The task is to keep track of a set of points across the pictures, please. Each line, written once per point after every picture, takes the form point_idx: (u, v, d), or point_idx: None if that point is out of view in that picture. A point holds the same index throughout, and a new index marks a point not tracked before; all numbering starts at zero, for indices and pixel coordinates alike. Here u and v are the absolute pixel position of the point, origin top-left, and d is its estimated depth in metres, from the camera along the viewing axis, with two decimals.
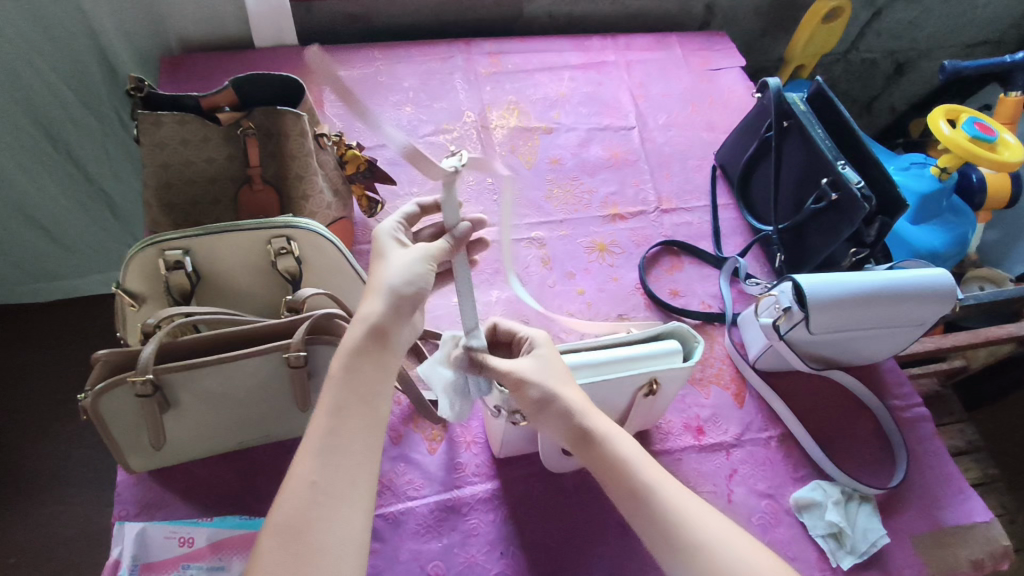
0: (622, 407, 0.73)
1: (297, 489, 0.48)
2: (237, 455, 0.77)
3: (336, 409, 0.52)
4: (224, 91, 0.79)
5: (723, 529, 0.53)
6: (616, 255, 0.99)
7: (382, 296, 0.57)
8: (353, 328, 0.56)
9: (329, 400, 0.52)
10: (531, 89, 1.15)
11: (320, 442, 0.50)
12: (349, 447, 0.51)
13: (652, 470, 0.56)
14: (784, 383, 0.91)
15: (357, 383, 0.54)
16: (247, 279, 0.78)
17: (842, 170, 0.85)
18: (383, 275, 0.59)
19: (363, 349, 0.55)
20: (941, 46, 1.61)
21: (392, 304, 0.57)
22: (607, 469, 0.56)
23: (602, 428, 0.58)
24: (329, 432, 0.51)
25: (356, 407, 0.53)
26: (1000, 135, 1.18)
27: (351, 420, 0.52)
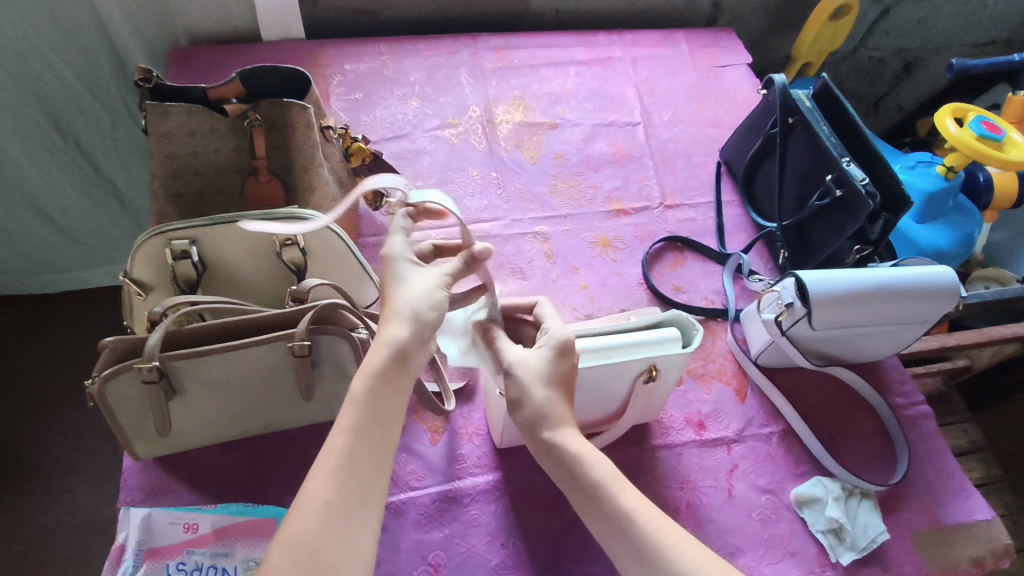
0: (622, 394, 0.74)
1: (311, 507, 0.48)
2: (242, 444, 0.78)
3: (354, 429, 0.52)
4: (231, 83, 0.79)
5: (694, 545, 0.53)
6: (619, 250, 0.99)
7: (406, 322, 0.57)
8: (377, 351, 0.56)
9: (350, 420, 0.53)
10: (536, 84, 1.15)
11: (338, 461, 0.50)
12: (366, 467, 0.51)
13: (623, 489, 0.56)
14: (786, 380, 0.91)
15: (379, 407, 0.54)
16: (253, 270, 0.78)
17: (847, 166, 0.85)
18: (400, 300, 0.59)
19: (385, 373, 0.55)
20: (950, 45, 1.60)
21: (415, 328, 0.57)
22: (580, 491, 0.57)
23: (575, 449, 0.59)
24: (348, 451, 0.51)
25: (376, 428, 0.53)
26: (1008, 134, 1.18)
27: (370, 442, 0.52)
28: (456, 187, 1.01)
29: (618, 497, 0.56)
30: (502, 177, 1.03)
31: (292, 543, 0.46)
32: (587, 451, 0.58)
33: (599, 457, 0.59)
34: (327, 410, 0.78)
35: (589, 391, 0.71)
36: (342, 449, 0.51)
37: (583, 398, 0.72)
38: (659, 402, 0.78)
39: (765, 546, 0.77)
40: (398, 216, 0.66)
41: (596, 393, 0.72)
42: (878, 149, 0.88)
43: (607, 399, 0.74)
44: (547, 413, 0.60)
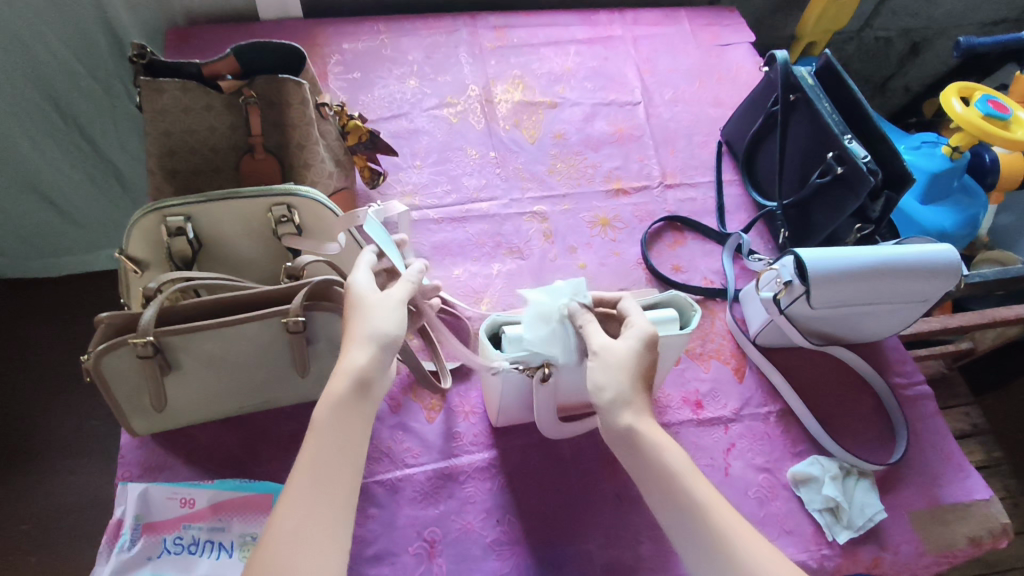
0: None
1: (277, 537, 0.47)
2: (239, 421, 0.78)
3: (317, 464, 0.51)
4: (226, 59, 0.78)
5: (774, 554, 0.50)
6: (618, 230, 0.98)
7: (365, 350, 0.56)
8: (336, 381, 0.54)
9: (312, 452, 0.51)
10: (536, 63, 1.14)
11: (301, 497, 0.49)
12: (331, 503, 0.50)
13: (693, 473, 0.53)
14: (785, 360, 0.90)
15: (341, 437, 0.52)
16: (250, 245, 0.78)
17: (848, 143, 0.84)
18: (359, 326, 0.57)
19: (344, 402, 0.54)
20: (959, 24, 1.57)
21: (375, 353, 0.56)
22: (652, 482, 0.54)
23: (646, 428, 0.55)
24: (309, 486, 0.50)
25: (337, 463, 0.51)
26: (1015, 113, 1.16)
27: (334, 475, 0.51)
28: (454, 166, 1.00)
29: (686, 480, 0.53)
30: (501, 156, 1.03)
31: None
32: (665, 441, 0.54)
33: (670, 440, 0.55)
34: (322, 387, 0.78)
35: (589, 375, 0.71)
36: (304, 486, 0.50)
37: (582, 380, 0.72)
38: (656, 382, 0.77)
39: (761, 524, 0.77)
40: (365, 250, 0.66)
41: None
42: (879, 127, 0.86)
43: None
44: (635, 407, 0.56)
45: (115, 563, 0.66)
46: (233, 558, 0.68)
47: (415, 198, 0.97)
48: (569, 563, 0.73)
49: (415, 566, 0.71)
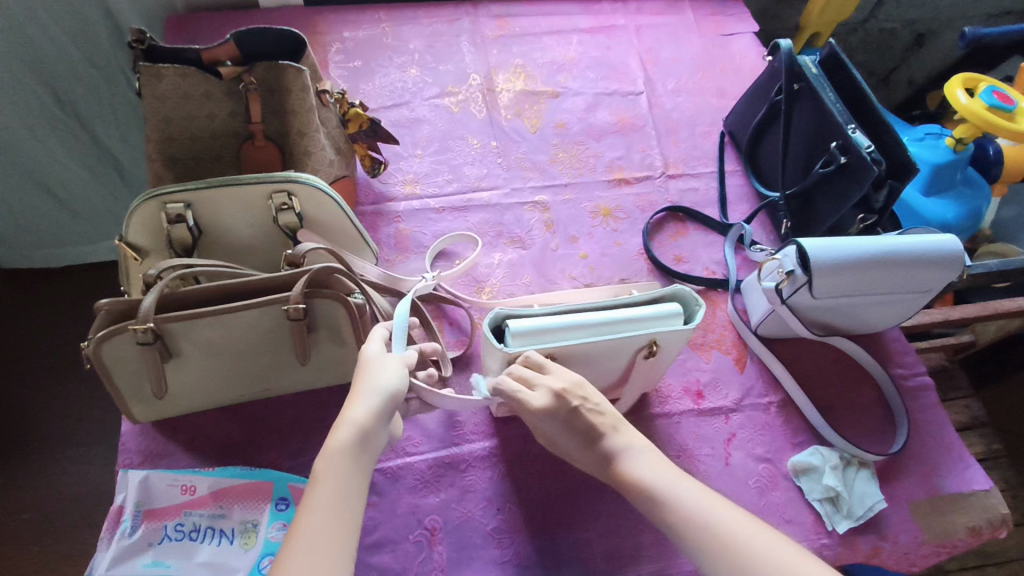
0: (620, 368, 0.73)
1: None
2: (240, 408, 0.78)
3: (319, 518, 0.51)
4: (225, 45, 0.77)
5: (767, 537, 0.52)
6: (620, 220, 0.98)
7: (371, 405, 0.56)
8: (338, 431, 0.55)
9: (316, 501, 0.52)
10: (538, 53, 1.13)
11: (304, 553, 0.48)
12: (332, 550, 0.49)
13: (669, 478, 0.57)
14: (786, 351, 0.90)
15: (343, 487, 0.53)
16: (250, 233, 0.78)
17: (853, 133, 0.83)
18: (365, 380, 0.59)
19: (347, 454, 0.54)
20: (964, 16, 1.56)
21: (380, 407, 0.57)
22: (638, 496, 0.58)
23: (619, 448, 0.61)
24: (310, 540, 0.49)
25: (341, 516, 0.51)
26: (1020, 105, 1.16)
27: (337, 531, 0.50)
28: (455, 155, 1.00)
29: (662, 487, 0.57)
30: (502, 146, 1.02)
31: None
32: (639, 462, 0.59)
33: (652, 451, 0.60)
34: (322, 375, 0.78)
35: (591, 366, 0.71)
36: (308, 540, 0.49)
37: (585, 372, 0.72)
38: (658, 373, 0.77)
39: (761, 513, 0.77)
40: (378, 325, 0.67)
41: (599, 367, 0.71)
42: (885, 117, 0.86)
43: (606, 373, 0.74)
44: (594, 452, 0.62)
45: (116, 550, 0.66)
46: (234, 545, 0.68)
47: (417, 187, 0.96)
48: (569, 551, 0.73)
49: (416, 553, 0.71)
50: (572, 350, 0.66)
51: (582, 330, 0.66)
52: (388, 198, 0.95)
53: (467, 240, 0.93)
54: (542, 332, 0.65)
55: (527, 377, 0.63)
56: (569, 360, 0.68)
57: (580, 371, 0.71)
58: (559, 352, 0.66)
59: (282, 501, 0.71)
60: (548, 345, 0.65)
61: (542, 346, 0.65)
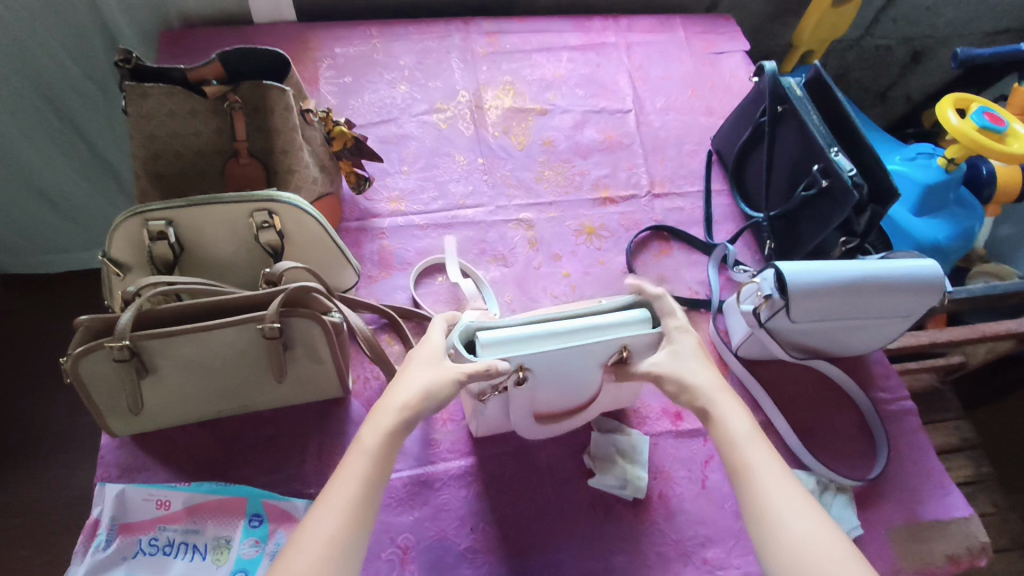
0: (594, 387, 0.74)
1: (312, 545, 0.52)
2: (218, 423, 0.79)
3: (353, 487, 0.56)
4: (211, 64, 0.78)
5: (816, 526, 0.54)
6: (604, 239, 0.98)
7: (415, 395, 0.60)
8: (385, 415, 0.59)
9: (357, 475, 0.56)
10: (527, 70, 1.13)
11: (332, 517, 0.54)
12: (358, 517, 0.54)
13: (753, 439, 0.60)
14: (767, 373, 0.90)
15: (382, 466, 0.57)
16: (231, 251, 0.79)
17: (834, 156, 0.84)
18: (413, 370, 0.62)
19: (389, 435, 0.58)
20: (960, 35, 1.55)
21: (425, 399, 0.60)
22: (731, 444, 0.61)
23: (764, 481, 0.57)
24: (339, 508, 0.54)
25: (372, 489, 0.56)
26: (1011, 125, 1.15)
27: (360, 510, 0.55)
28: (442, 173, 1.01)
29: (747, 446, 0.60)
30: (489, 163, 1.03)
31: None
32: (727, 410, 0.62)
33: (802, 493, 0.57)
34: (300, 392, 0.78)
35: (565, 383, 0.71)
36: (340, 508, 0.54)
37: (560, 389, 0.72)
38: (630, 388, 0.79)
39: (736, 538, 0.78)
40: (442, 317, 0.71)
41: (572, 385, 0.71)
42: (867, 140, 0.86)
43: (583, 391, 0.74)
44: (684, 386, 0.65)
45: (90, 563, 0.67)
46: (206, 561, 0.69)
47: (402, 204, 0.97)
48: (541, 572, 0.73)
49: (387, 572, 0.72)
50: (542, 356, 0.65)
51: (551, 337, 0.65)
52: (373, 215, 0.96)
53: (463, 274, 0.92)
54: (508, 340, 0.65)
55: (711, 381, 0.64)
56: (543, 368, 0.66)
57: (555, 386, 0.71)
58: (529, 359, 0.65)
59: (256, 518, 0.72)
60: (517, 352, 0.65)
61: (512, 354, 0.64)
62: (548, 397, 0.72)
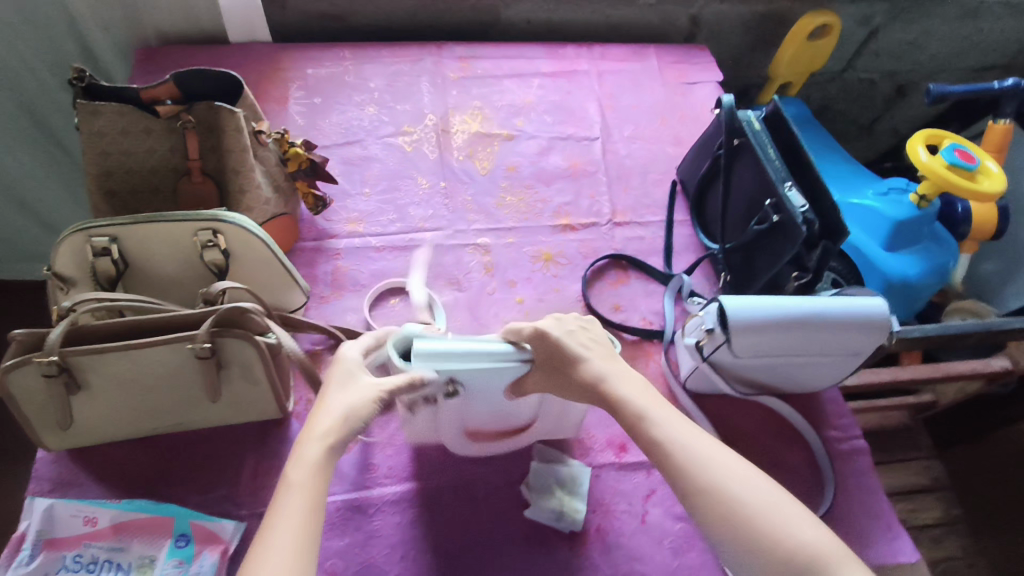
0: (530, 411, 0.76)
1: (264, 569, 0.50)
2: (155, 440, 0.79)
3: (292, 514, 0.54)
4: (164, 84, 0.79)
5: (740, 473, 0.57)
6: (561, 266, 0.98)
7: (336, 417, 0.59)
8: (310, 446, 0.58)
9: (294, 500, 0.55)
10: (497, 95, 1.14)
11: (276, 544, 0.52)
12: (303, 544, 0.53)
13: (649, 400, 0.64)
14: (718, 407, 0.89)
15: (319, 489, 0.56)
16: (176, 269, 0.79)
17: (785, 192, 0.83)
18: (333, 397, 0.61)
19: (318, 461, 0.57)
20: (945, 70, 1.55)
21: (345, 420, 0.59)
22: (632, 422, 0.62)
23: (693, 457, 0.58)
24: (281, 535, 0.53)
25: (309, 515, 0.54)
26: (982, 163, 1.14)
27: (306, 536, 0.53)
28: (403, 195, 1.02)
29: (648, 412, 0.62)
30: (451, 187, 1.03)
31: None
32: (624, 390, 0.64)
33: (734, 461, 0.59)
34: (237, 412, 0.78)
35: (495, 406, 0.72)
36: (282, 535, 0.53)
37: (491, 411, 0.73)
38: (571, 423, 0.80)
39: None
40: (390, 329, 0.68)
41: (503, 409, 0.73)
42: (821, 175, 0.85)
43: (514, 415, 0.75)
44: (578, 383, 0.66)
45: None
46: None
47: (360, 226, 0.98)
48: None
49: None
50: (476, 372, 0.65)
51: (490, 355, 0.65)
52: (330, 235, 0.97)
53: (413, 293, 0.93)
54: (449, 349, 0.63)
55: (601, 371, 0.65)
56: (474, 384, 0.66)
57: (486, 409, 0.72)
58: (462, 373, 0.64)
59: (183, 538, 0.71)
60: (452, 364, 0.63)
61: (445, 366, 0.63)
62: (479, 417, 0.73)
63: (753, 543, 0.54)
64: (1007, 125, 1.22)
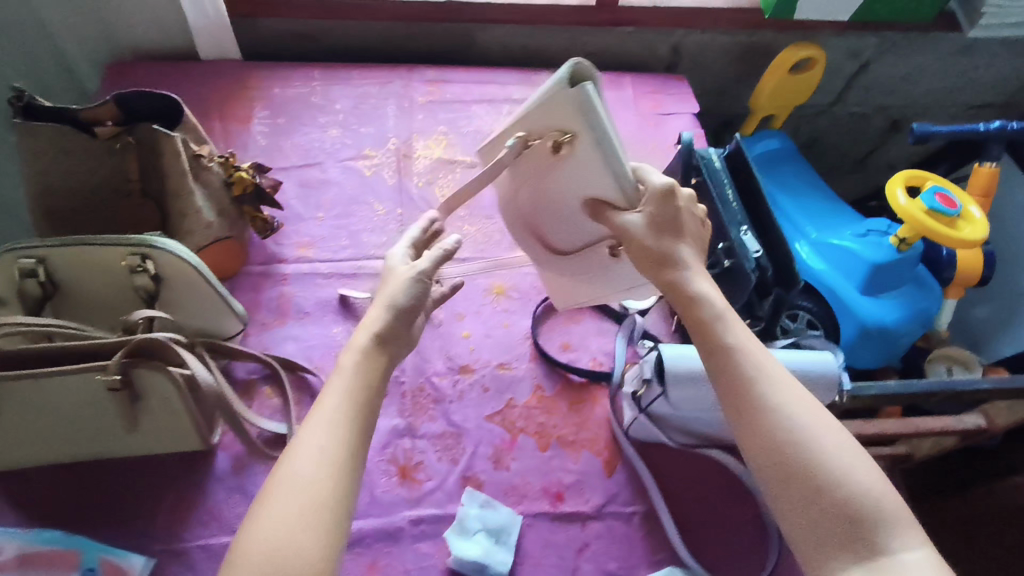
0: (578, 242, 0.75)
1: (303, 453, 0.51)
2: (75, 468, 0.77)
3: (337, 399, 0.54)
4: (104, 105, 0.78)
5: (807, 403, 0.54)
6: (512, 300, 0.96)
7: (385, 306, 0.60)
8: (359, 334, 0.59)
9: (336, 389, 0.55)
10: (463, 121, 1.12)
11: (315, 427, 0.53)
12: (343, 428, 0.53)
13: (728, 310, 0.61)
14: (664, 457, 0.85)
15: (364, 380, 0.56)
16: (108, 294, 0.78)
17: (739, 236, 0.80)
18: (386, 291, 0.61)
19: (366, 353, 0.58)
20: (940, 106, 1.50)
21: (396, 312, 0.60)
22: (701, 328, 0.60)
23: (755, 372, 0.56)
24: (321, 419, 0.53)
25: (353, 402, 0.55)
26: (965, 208, 1.10)
27: (353, 421, 0.54)
28: (357, 221, 1.00)
29: (722, 316, 0.60)
30: (407, 214, 1.01)
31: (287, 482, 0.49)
32: (703, 292, 0.61)
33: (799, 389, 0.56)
34: (157, 443, 0.76)
35: (560, 206, 0.71)
36: (328, 419, 0.53)
37: (557, 209, 0.72)
38: (586, 295, 0.83)
39: None
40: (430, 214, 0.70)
41: (564, 216, 0.72)
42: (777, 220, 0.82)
43: (563, 231, 0.74)
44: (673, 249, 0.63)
45: None
46: None
47: (310, 251, 0.96)
48: None
49: None
50: (591, 151, 0.63)
51: (617, 156, 0.63)
52: (278, 260, 0.95)
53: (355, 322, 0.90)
54: (599, 118, 0.61)
55: (687, 260, 0.63)
56: (578, 160, 0.64)
57: (558, 199, 0.71)
58: (585, 138, 0.62)
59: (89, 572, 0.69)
60: (587, 124, 0.61)
61: (594, 119, 0.61)
62: (541, 201, 0.72)
63: (812, 473, 0.51)
64: (993, 168, 1.18)
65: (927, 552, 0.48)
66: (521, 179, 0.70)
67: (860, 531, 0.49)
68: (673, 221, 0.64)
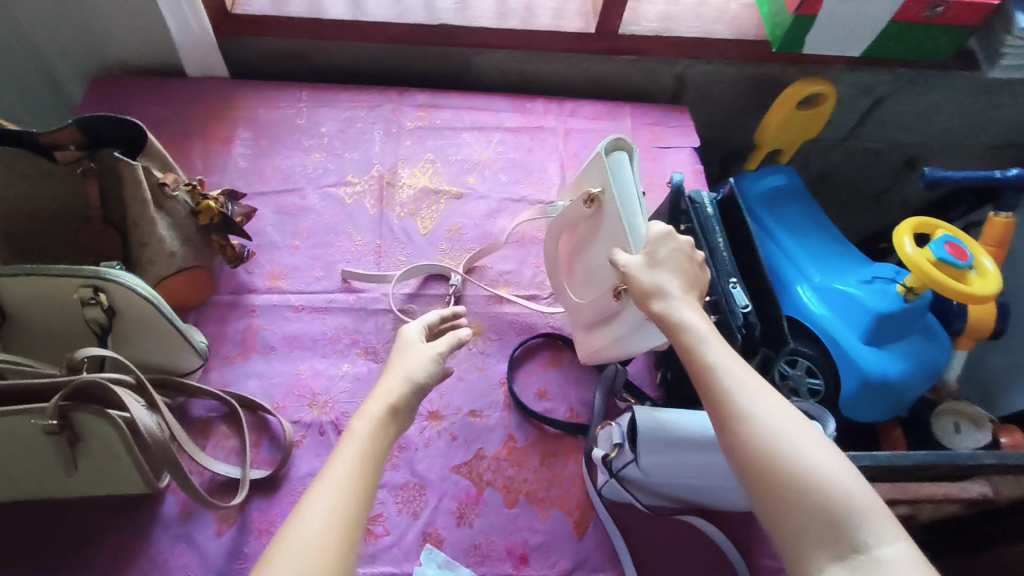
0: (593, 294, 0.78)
1: (318, 504, 0.48)
2: (15, 506, 0.74)
3: (347, 461, 0.51)
4: (65, 129, 0.75)
5: (785, 412, 0.53)
6: (490, 341, 0.92)
7: (402, 378, 0.58)
8: (375, 400, 0.56)
9: (352, 451, 0.52)
10: (452, 149, 1.08)
11: (327, 488, 0.49)
12: (356, 490, 0.50)
13: (711, 330, 0.60)
14: (638, 519, 0.79)
15: (377, 448, 0.53)
16: (59, 324, 0.75)
17: (727, 290, 0.75)
18: (401, 365, 0.60)
19: (382, 417, 0.55)
20: (959, 145, 1.43)
21: (411, 386, 0.58)
22: (685, 349, 0.59)
23: (732, 386, 0.55)
24: (336, 480, 0.50)
25: (369, 465, 0.52)
26: (977, 260, 1.04)
27: (365, 483, 0.51)
28: (333, 251, 0.96)
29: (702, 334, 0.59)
30: (385, 246, 0.97)
31: (299, 537, 0.46)
32: (689, 319, 0.60)
33: (773, 394, 0.55)
34: (101, 484, 0.72)
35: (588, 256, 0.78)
36: (340, 478, 0.50)
37: (586, 259, 0.79)
38: (597, 349, 0.81)
39: None
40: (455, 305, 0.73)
41: (591, 268, 0.78)
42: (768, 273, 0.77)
43: (588, 281, 0.79)
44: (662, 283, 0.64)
45: None
46: None
47: (281, 282, 0.93)
48: None
49: None
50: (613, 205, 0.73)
51: (631, 206, 0.71)
52: (248, 290, 0.91)
53: (320, 360, 0.86)
54: (620, 179, 0.74)
55: (673, 292, 0.63)
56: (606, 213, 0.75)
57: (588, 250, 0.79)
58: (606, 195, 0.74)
59: None
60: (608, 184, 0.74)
61: (612, 182, 0.74)
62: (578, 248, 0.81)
63: (792, 485, 0.49)
64: (1008, 219, 1.11)
65: (905, 546, 0.47)
66: (569, 232, 0.83)
67: (839, 531, 0.47)
68: (669, 263, 0.65)
